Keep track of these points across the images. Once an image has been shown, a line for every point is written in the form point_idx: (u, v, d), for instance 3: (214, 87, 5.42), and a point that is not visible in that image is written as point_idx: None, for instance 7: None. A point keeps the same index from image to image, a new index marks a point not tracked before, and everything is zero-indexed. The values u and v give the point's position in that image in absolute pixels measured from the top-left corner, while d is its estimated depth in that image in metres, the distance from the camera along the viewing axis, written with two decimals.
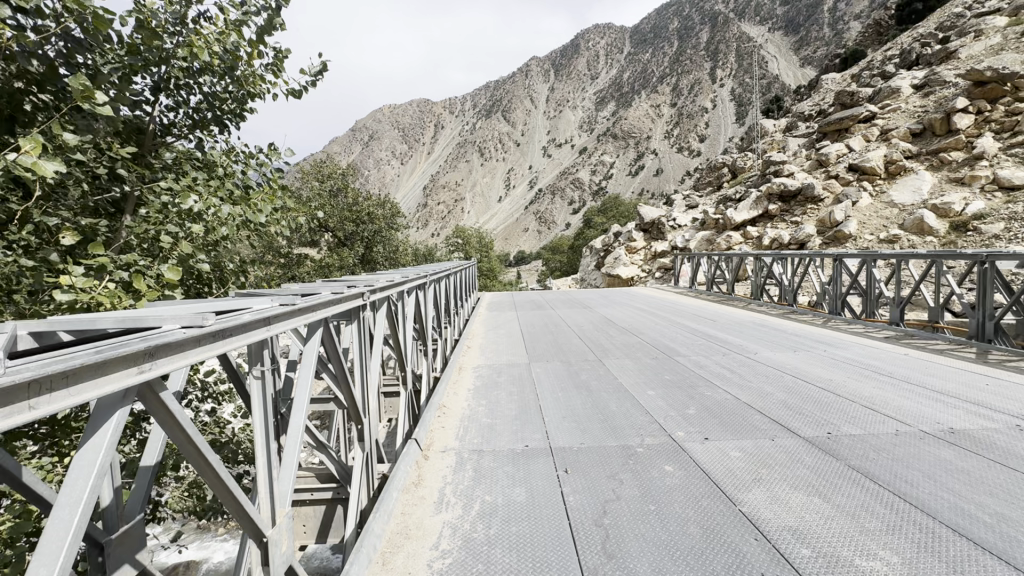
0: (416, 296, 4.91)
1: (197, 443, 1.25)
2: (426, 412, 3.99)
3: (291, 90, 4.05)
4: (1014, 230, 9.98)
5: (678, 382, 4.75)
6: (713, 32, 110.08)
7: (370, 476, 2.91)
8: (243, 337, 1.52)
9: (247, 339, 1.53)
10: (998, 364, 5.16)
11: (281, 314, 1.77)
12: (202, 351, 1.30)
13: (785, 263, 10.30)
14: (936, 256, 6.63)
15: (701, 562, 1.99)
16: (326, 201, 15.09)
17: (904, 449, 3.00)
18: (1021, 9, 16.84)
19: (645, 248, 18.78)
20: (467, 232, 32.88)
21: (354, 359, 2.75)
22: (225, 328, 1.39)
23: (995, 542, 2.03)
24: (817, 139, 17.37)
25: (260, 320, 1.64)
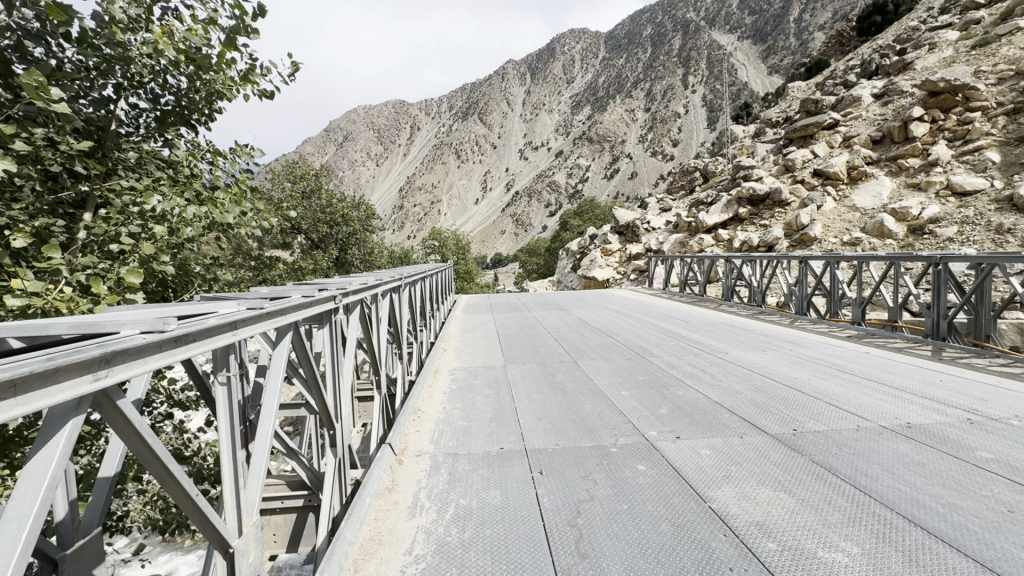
0: (390, 299, 4.85)
1: (159, 454, 1.21)
2: (400, 416, 3.95)
3: (261, 92, 3.95)
4: (965, 233, 10.63)
5: (651, 382, 4.83)
6: (684, 39, 110.13)
7: (343, 482, 2.86)
8: (207, 342, 1.48)
9: (212, 344, 1.49)
10: (950, 361, 5.43)
11: (249, 318, 1.73)
12: (164, 358, 1.26)
13: (754, 265, 10.59)
14: (894, 258, 6.91)
15: (672, 560, 2.03)
16: (298, 203, 14.80)
17: (864, 444, 3.12)
18: (970, 25, 17.71)
19: (620, 250, 19.03)
20: (444, 234, 32.72)
21: (327, 363, 2.70)
22: (190, 333, 1.35)
23: (947, 531, 2.13)
24: (784, 145, 17.92)
25: (226, 325, 1.60)
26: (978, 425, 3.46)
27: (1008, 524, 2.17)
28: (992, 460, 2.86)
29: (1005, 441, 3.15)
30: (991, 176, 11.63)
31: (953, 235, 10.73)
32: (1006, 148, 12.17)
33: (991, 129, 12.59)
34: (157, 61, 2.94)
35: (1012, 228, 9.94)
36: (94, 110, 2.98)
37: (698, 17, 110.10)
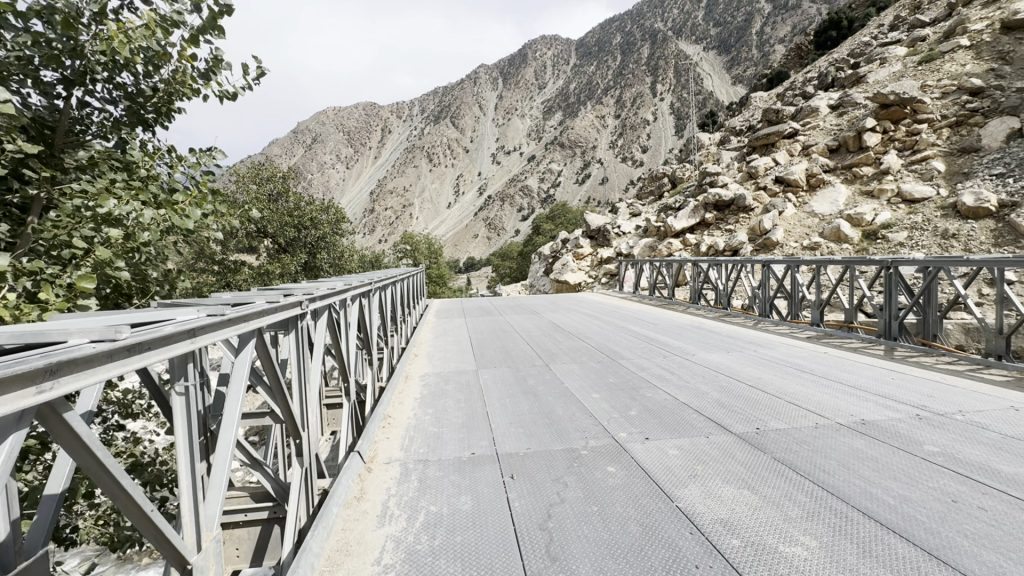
0: (360, 304, 4.77)
1: (110, 468, 1.16)
2: (370, 422, 3.90)
3: (223, 93, 3.84)
4: (914, 238, 11.25)
5: (621, 385, 4.91)
6: (653, 48, 110.12)
7: (310, 491, 2.80)
8: (164, 351, 1.42)
9: (169, 352, 1.44)
10: (901, 359, 5.71)
11: (208, 325, 1.67)
12: (118, 366, 1.22)
13: (720, 269, 10.90)
14: (850, 262, 7.24)
15: (640, 559, 2.06)
16: (264, 206, 14.44)
17: (822, 441, 3.25)
18: (918, 41, 18.66)
19: (591, 254, 19.28)
20: (416, 238, 32.46)
21: (293, 370, 2.62)
22: (143, 342, 1.29)
23: (897, 522, 2.25)
24: (747, 153, 18.53)
25: (185, 331, 1.55)
26: (926, 420, 3.65)
27: (953, 514, 2.30)
28: (938, 453, 3.03)
29: (950, 435, 3.33)
30: (936, 185, 12.34)
31: (904, 240, 11.36)
32: (951, 158, 12.90)
33: (936, 141, 13.34)
34: (112, 58, 2.83)
35: (956, 234, 10.64)
36: (42, 107, 2.85)
37: (665, 27, 110.07)
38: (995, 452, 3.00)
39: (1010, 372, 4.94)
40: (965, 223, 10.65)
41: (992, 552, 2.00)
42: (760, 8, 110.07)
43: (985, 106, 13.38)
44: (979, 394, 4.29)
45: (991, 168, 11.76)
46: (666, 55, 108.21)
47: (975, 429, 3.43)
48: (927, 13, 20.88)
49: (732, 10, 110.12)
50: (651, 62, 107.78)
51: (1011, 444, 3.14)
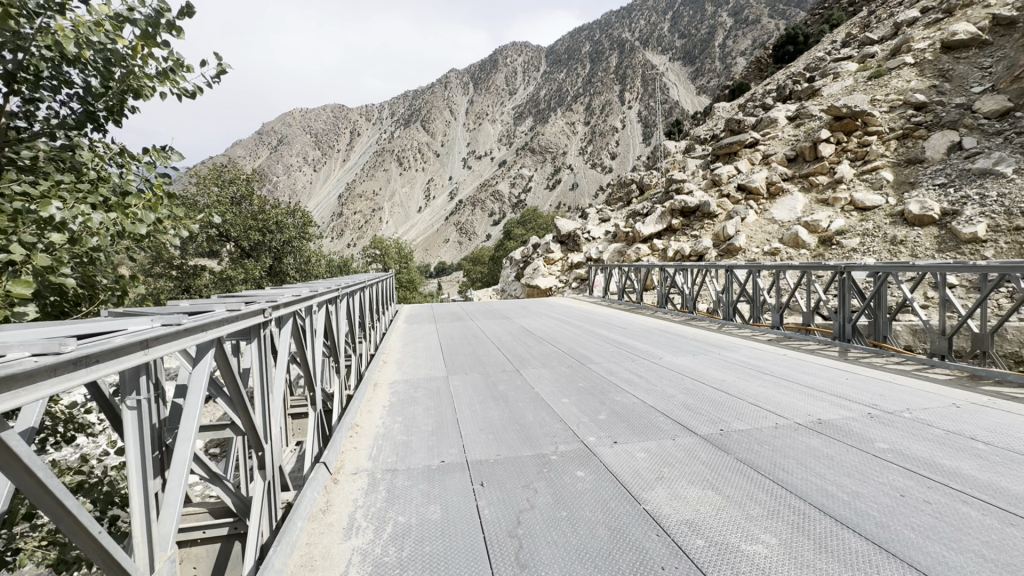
0: (327, 310, 4.67)
1: (52, 487, 1.10)
2: (336, 431, 3.82)
3: (180, 92, 3.67)
4: (866, 244, 11.86)
5: (591, 389, 4.97)
6: (621, 58, 110.13)
7: (273, 506, 2.71)
8: (115, 362, 1.37)
9: (121, 364, 1.38)
10: (855, 360, 5.99)
11: (163, 335, 1.60)
12: (63, 380, 1.16)
13: (686, 274, 11.16)
14: (807, 267, 7.54)
15: (608, 563, 2.09)
16: (226, 209, 13.97)
17: (781, 441, 3.38)
18: (867, 58, 19.60)
19: (562, 259, 19.47)
20: (385, 242, 31.91)
21: (256, 381, 2.54)
22: (92, 354, 1.24)
23: (851, 517, 2.35)
24: (711, 161, 19.08)
25: (138, 342, 1.48)
26: (877, 418, 3.84)
27: (901, 508, 2.43)
28: (888, 450, 3.18)
29: (898, 432, 3.52)
30: (885, 194, 13.03)
31: (856, 246, 11.95)
32: (898, 169, 13.62)
33: (885, 152, 14.05)
34: (59, 52, 2.69)
35: (903, 240, 11.31)
36: None
37: (633, 37, 110.10)
38: (939, 448, 3.19)
39: (951, 371, 5.24)
40: (912, 231, 11.32)
41: (936, 543, 2.12)
42: (721, 22, 110.02)
43: (928, 121, 14.20)
44: (924, 392, 4.54)
45: (934, 178, 12.51)
46: (634, 64, 109.28)
47: (921, 426, 3.64)
48: (875, 32, 22.01)
49: (696, 23, 110.08)
50: (619, 70, 108.86)
51: (954, 440, 3.34)
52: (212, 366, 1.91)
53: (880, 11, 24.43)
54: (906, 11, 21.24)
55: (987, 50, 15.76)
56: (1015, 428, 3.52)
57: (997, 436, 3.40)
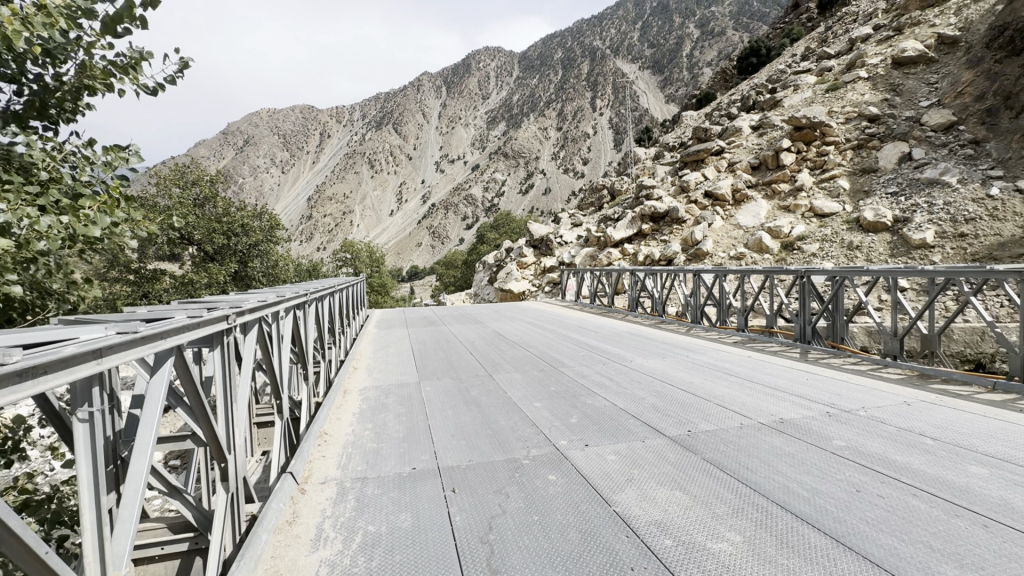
0: (294, 316, 4.56)
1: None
2: (304, 440, 3.73)
3: (142, 88, 3.52)
4: (824, 249, 12.38)
5: (562, 393, 5.01)
6: (593, 65, 110.27)
7: (237, 519, 2.63)
8: (63, 374, 1.29)
9: (69, 376, 1.30)
10: (815, 362, 6.24)
11: (118, 344, 1.52)
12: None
13: (656, 279, 11.38)
14: (770, 272, 7.81)
15: (579, 566, 2.11)
16: (188, 211, 13.48)
17: (745, 441, 3.48)
18: (825, 71, 20.43)
19: (535, 264, 19.56)
20: (356, 247, 31.42)
21: (218, 390, 2.45)
22: (35, 365, 1.17)
23: (810, 513, 2.44)
24: (679, 168, 19.53)
25: (90, 352, 1.41)
26: (835, 416, 4.01)
27: (857, 503, 2.54)
28: (845, 447, 3.33)
29: (855, 429, 3.68)
30: (843, 201, 13.62)
31: (816, 251, 12.46)
32: (854, 178, 14.26)
33: (841, 161, 14.69)
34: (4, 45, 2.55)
35: (859, 246, 11.89)
36: None
37: (604, 45, 110.14)
38: (891, 444, 3.35)
39: (903, 371, 5.52)
40: (867, 237, 11.90)
41: (889, 536, 2.23)
42: (688, 33, 110.04)
43: (881, 132, 14.92)
44: (877, 391, 4.77)
45: (886, 187, 13.18)
46: (604, 71, 109.94)
47: (875, 424, 3.81)
48: (831, 46, 23.02)
49: (665, 34, 110.10)
50: (590, 77, 109.60)
51: (905, 436, 3.51)
52: (171, 376, 1.83)
53: (836, 27, 25.56)
54: (860, 28, 22.23)
55: (933, 67, 16.69)
56: (959, 424, 3.73)
57: (944, 431, 3.60)
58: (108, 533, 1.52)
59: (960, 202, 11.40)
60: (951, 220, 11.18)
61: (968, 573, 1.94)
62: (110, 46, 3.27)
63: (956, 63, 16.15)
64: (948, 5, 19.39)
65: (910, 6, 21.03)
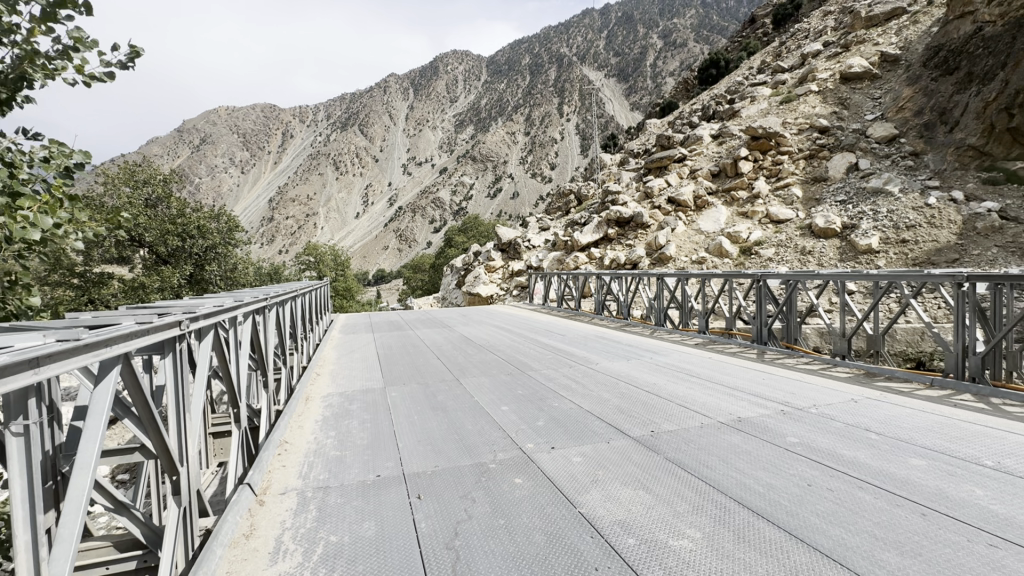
0: (253, 321, 4.40)
1: None
2: (262, 451, 3.60)
3: (87, 78, 3.32)
4: (779, 255, 12.92)
5: (529, 396, 5.03)
6: (560, 71, 110.25)
7: (189, 534, 2.52)
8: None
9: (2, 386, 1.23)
10: (771, 362, 6.52)
11: (58, 353, 1.44)
12: None
13: (621, 282, 11.59)
14: (728, 276, 8.09)
15: (544, 568, 2.13)
16: (138, 211, 12.81)
17: (706, 439, 3.60)
18: (780, 83, 21.34)
19: (503, 267, 19.60)
20: (320, 250, 30.63)
21: (169, 399, 2.34)
22: None
23: (765, 508, 2.55)
24: (644, 174, 19.96)
25: (26, 362, 1.32)
26: (788, 414, 4.19)
27: (809, 497, 2.66)
28: (797, 443, 3.48)
29: (806, 426, 3.86)
30: (796, 208, 14.27)
31: (771, 256, 12.99)
32: (807, 186, 14.95)
33: (795, 170, 15.39)
34: None
35: (811, 251, 12.49)
36: None
37: (571, 53, 110.14)
38: (841, 440, 3.52)
39: (850, 370, 5.83)
40: (818, 242, 12.50)
41: (838, 527, 2.34)
42: (652, 43, 110.06)
43: (830, 143, 15.71)
44: (827, 389, 5.03)
45: (835, 196, 13.90)
46: (571, 78, 110.16)
47: (825, 420, 4.01)
48: (785, 60, 24.10)
49: (629, 44, 110.12)
50: (557, 83, 110.10)
51: (852, 432, 3.70)
52: (117, 386, 1.73)
53: (790, 43, 26.73)
54: (811, 45, 23.31)
55: (876, 83, 17.72)
56: (900, 420, 3.97)
57: (886, 426, 3.82)
58: (43, 553, 1.42)
59: (902, 210, 12.16)
60: (893, 226, 11.93)
61: (907, 559, 2.06)
62: (48, 32, 3.07)
63: (897, 80, 17.17)
64: (889, 26, 20.67)
65: (856, 25, 22.24)
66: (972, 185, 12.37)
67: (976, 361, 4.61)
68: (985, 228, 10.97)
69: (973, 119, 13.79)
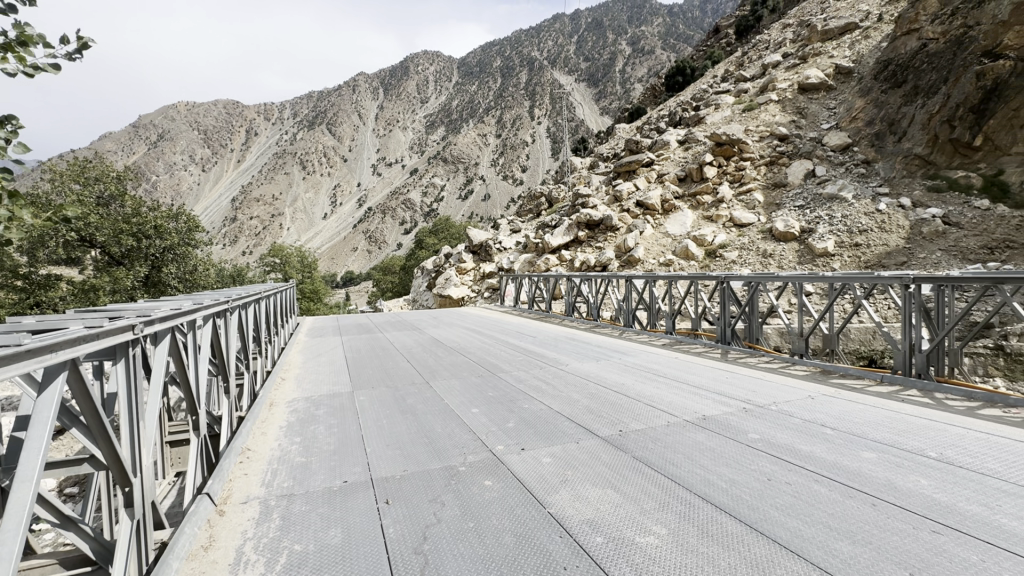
0: (214, 324, 4.23)
1: None
2: (223, 459, 3.48)
3: (29, 67, 3.13)
4: (742, 257, 13.35)
5: (500, 398, 5.02)
6: (531, 74, 110.26)
7: (143, 547, 2.40)
8: None
9: None
10: (734, 360, 6.74)
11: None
12: None
13: (591, 284, 11.73)
14: (695, 278, 8.30)
15: (513, 569, 2.14)
16: (89, 210, 12.16)
17: (671, 437, 3.69)
18: (742, 91, 22.07)
19: (474, 269, 19.53)
20: (285, 251, 29.79)
21: (121, 406, 2.23)
22: None
23: (728, 503, 2.63)
24: (613, 177, 20.27)
25: None
26: (750, 412, 4.34)
27: (768, 491, 2.76)
28: (758, 439, 3.61)
29: (766, 423, 4.00)
30: (758, 213, 14.76)
31: (735, 258, 13.40)
32: (768, 192, 15.49)
33: (756, 176, 15.94)
34: None
35: (772, 254, 12.95)
36: None
37: (542, 56, 110.19)
38: (799, 435, 3.67)
39: (808, 367, 6.09)
40: (779, 245, 12.96)
41: (794, 519, 2.44)
42: (620, 50, 110.04)
43: (789, 151, 16.33)
44: (787, 386, 5.22)
45: (794, 201, 14.45)
46: (542, 82, 110.17)
47: (784, 417, 4.17)
48: (747, 69, 24.93)
49: (599, 49, 110.12)
50: (528, 87, 110.18)
51: (809, 427, 3.86)
52: (62, 394, 1.64)
53: (752, 53, 27.68)
54: (771, 56, 24.19)
55: (832, 94, 18.57)
56: (854, 415, 4.16)
57: (841, 421, 4.00)
58: None
59: (855, 215, 12.77)
60: (847, 231, 12.51)
61: (859, 548, 2.17)
62: None
63: (851, 91, 18.01)
64: (843, 40, 21.67)
65: (813, 38, 23.24)
66: (918, 192, 13.12)
67: (922, 359, 4.90)
68: (930, 233, 11.66)
69: (919, 130, 14.62)
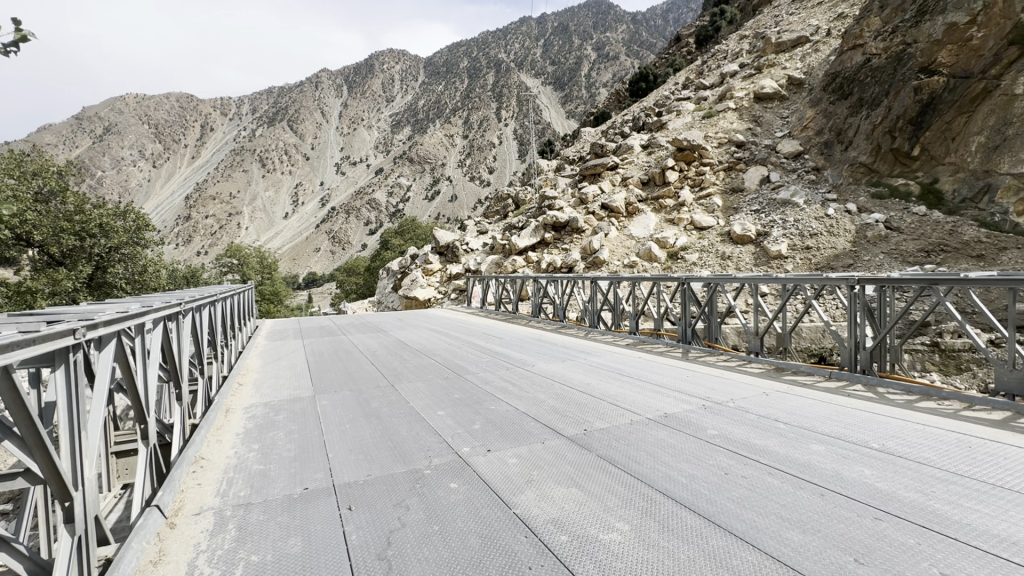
0: (164, 328, 4.03)
1: None
2: (175, 468, 3.32)
3: None
4: (702, 260, 13.80)
5: (465, 400, 5.00)
6: (497, 76, 109.85)
7: (85, 564, 2.27)
8: None
9: None
10: (694, 359, 6.96)
11: None
12: None
13: (557, 285, 11.80)
14: (657, 279, 8.48)
15: (478, 571, 2.15)
16: (25, 206, 11.38)
17: (633, 435, 3.79)
18: (702, 98, 22.78)
19: (440, 270, 19.39)
20: (244, 251, 28.72)
21: (61, 414, 2.10)
22: None
23: (689, 498, 2.71)
24: (579, 180, 20.48)
25: None
26: (709, 409, 4.49)
27: (724, 485, 2.87)
28: (716, 435, 3.75)
29: (724, 419, 4.16)
30: (717, 217, 15.26)
31: (695, 260, 13.86)
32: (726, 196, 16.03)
33: (716, 181, 16.48)
34: None
35: (730, 256, 13.42)
36: None
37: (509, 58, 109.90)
38: (755, 431, 3.83)
39: (763, 365, 6.35)
40: (737, 248, 13.43)
41: (749, 511, 2.55)
42: (586, 54, 109.47)
43: (746, 157, 16.96)
44: (744, 384, 5.42)
45: (750, 206, 15.01)
46: (508, 84, 108.58)
47: (741, 413, 4.33)
48: (706, 77, 25.69)
49: (565, 53, 110.17)
50: (494, 89, 109.66)
51: (764, 423, 4.04)
52: None
53: (711, 62, 28.54)
54: (729, 65, 25.03)
55: (785, 104, 19.40)
56: (805, 410, 4.36)
57: (793, 417, 4.20)
58: None
59: (806, 220, 13.40)
60: (799, 234, 13.09)
61: (809, 536, 2.28)
62: None
63: (802, 101, 18.87)
64: (795, 53, 22.68)
65: (767, 49, 24.25)
66: (863, 199, 13.91)
67: (866, 356, 5.17)
68: (874, 237, 12.38)
69: (864, 140, 15.47)
